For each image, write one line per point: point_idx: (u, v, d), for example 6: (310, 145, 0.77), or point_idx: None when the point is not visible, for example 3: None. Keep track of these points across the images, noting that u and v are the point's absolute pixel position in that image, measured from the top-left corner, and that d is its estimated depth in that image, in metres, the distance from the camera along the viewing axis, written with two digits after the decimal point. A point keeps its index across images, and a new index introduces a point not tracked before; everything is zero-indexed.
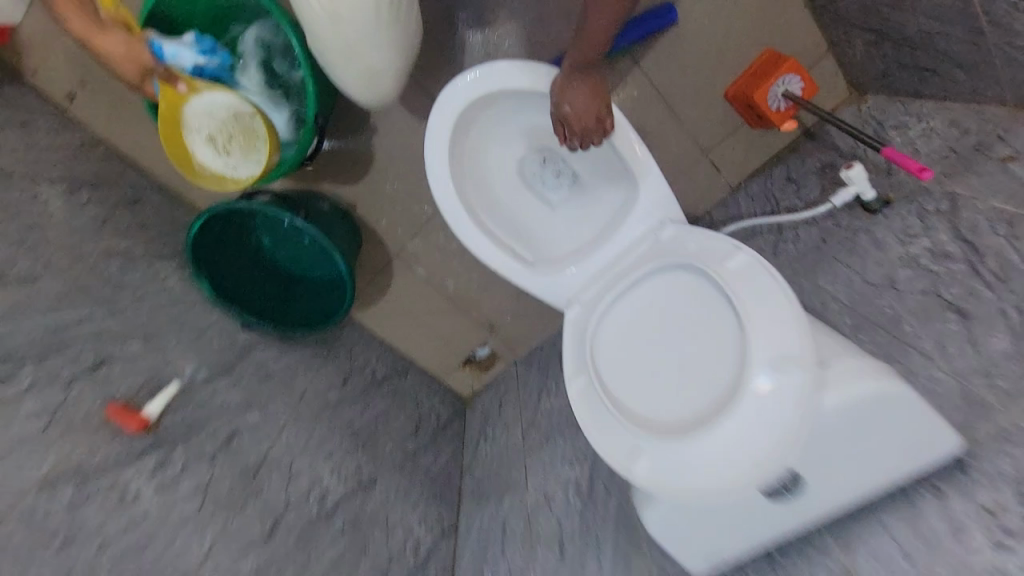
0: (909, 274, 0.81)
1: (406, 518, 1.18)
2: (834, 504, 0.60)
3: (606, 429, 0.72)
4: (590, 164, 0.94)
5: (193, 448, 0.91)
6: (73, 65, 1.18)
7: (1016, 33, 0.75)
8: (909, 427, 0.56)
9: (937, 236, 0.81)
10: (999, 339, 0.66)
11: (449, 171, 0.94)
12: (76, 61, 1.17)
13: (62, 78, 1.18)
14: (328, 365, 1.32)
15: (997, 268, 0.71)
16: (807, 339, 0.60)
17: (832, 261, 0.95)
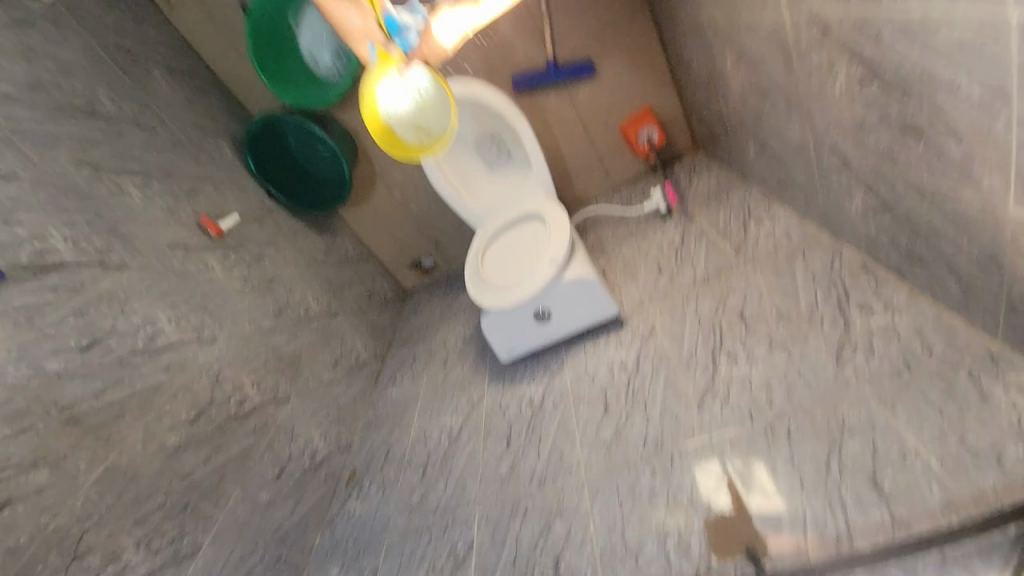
0: (655, 249, 1.53)
1: (355, 340, 1.84)
2: (561, 328, 1.32)
3: (474, 283, 1.40)
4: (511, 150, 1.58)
5: (238, 254, 1.51)
6: None
7: (736, 138, 1.46)
8: (595, 298, 1.27)
9: (674, 233, 1.53)
10: (665, 279, 1.39)
11: None
12: None
13: None
14: (318, 237, 1.92)
15: (684, 251, 1.44)
16: (568, 254, 1.30)
17: (633, 238, 1.66)
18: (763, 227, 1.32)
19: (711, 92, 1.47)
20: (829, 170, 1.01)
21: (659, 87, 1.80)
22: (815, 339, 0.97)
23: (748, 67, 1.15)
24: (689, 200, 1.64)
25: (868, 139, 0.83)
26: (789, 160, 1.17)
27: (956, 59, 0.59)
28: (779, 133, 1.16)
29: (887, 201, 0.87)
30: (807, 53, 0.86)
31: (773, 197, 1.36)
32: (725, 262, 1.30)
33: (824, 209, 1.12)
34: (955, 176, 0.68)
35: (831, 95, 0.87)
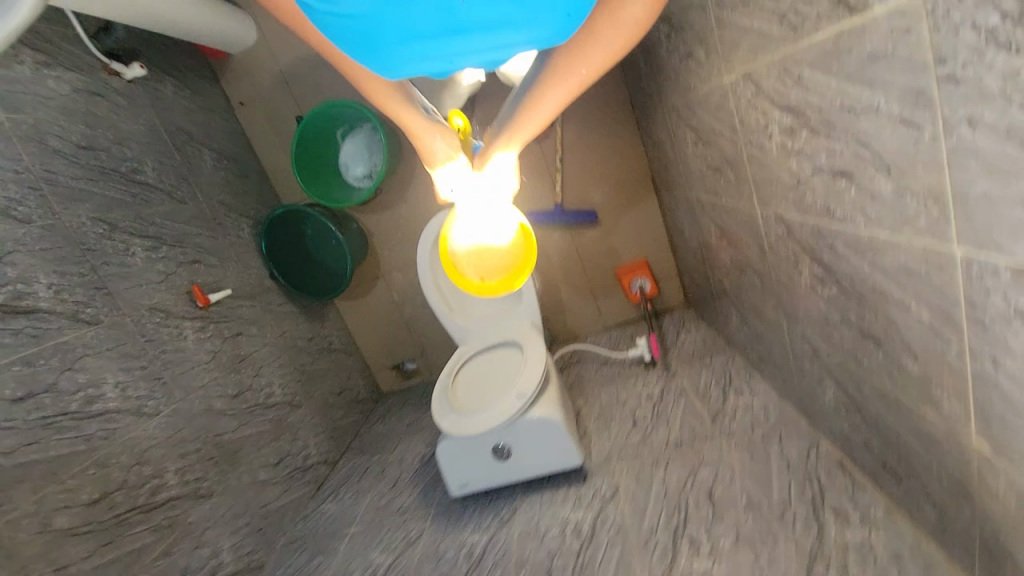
0: (634, 399, 1.49)
1: (309, 439, 1.72)
2: (519, 469, 1.22)
3: (440, 401, 1.35)
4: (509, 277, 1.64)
5: (217, 328, 1.51)
6: (251, 89, 1.91)
7: (721, 307, 1.51)
8: (559, 443, 1.20)
9: (654, 388, 1.50)
10: (637, 435, 1.32)
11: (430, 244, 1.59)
12: (254, 88, 1.90)
13: (240, 93, 1.91)
14: (305, 323, 1.93)
15: (661, 408, 1.39)
16: (537, 388, 1.24)
17: (614, 382, 1.63)
18: (743, 400, 1.28)
19: (701, 258, 1.56)
20: (802, 357, 1.01)
21: (656, 243, 1.93)
22: (785, 543, 0.87)
23: (731, 245, 1.22)
24: (674, 356, 1.64)
25: (833, 336, 0.84)
26: (767, 338, 1.18)
27: (902, 285, 0.61)
28: (757, 310, 1.18)
29: (857, 402, 0.84)
30: (779, 246, 0.92)
31: (755, 370, 1.35)
32: (701, 429, 1.24)
33: (799, 394, 1.09)
34: (917, 395, 0.67)
35: (799, 287, 0.90)
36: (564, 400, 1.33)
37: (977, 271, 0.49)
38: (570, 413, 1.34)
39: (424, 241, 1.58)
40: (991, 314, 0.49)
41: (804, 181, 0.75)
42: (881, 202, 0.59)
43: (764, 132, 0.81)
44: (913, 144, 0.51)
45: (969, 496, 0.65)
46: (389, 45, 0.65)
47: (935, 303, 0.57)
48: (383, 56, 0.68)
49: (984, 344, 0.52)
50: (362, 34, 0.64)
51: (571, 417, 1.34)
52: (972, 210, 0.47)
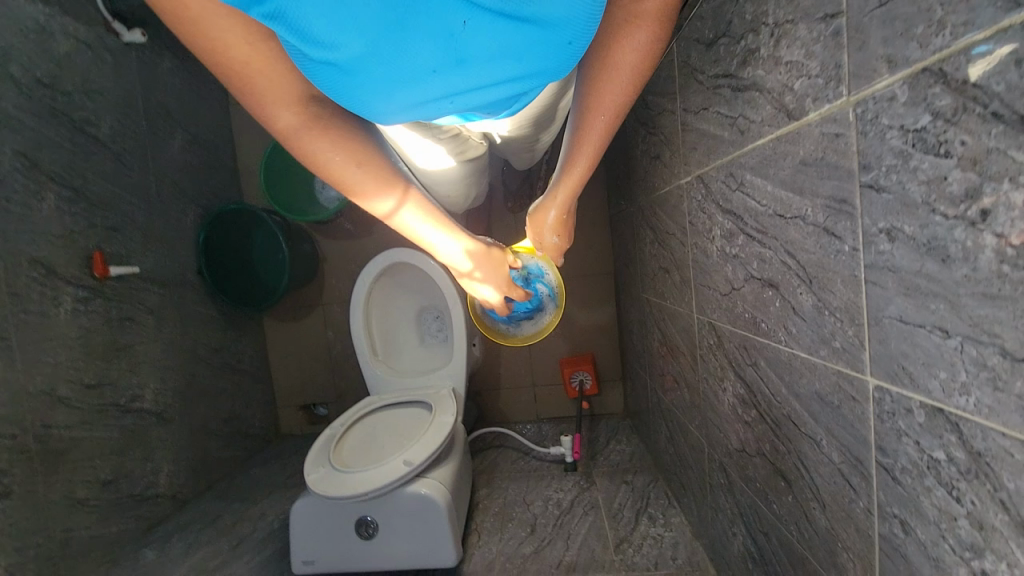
0: (540, 502, 1.32)
1: (165, 463, 1.46)
2: (381, 556, 1.01)
3: (320, 449, 1.17)
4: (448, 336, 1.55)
5: (105, 305, 1.34)
6: None
7: (653, 421, 1.42)
8: (435, 533, 1.00)
9: (564, 495, 1.35)
10: (529, 544, 1.14)
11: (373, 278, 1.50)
12: None
13: None
14: (217, 332, 1.75)
15: (565, 519, 1.23)
16: (429, 458, 1.06)
17: (525, 478, 1.46)
18: (654, 531, 1.13)
19: (645, 367, 1.49)
20: (719, 492, 0.89)
21: (606, 343, 1.87)
22: None
23: (669, 353, 1.17)
24: (596, 464, 1.50)
25: (748, 469, 0.75)
26: (690, 463, 1.07)
27: (815, 416, 0.55)
28: (684, 429, 1.10)
29: (764, 556, 0.72)
30: (709, 358, 0.86)
31: (674, 501, 1.21)
32: (600, 554, 1.08)
33: (712, 537, 0.96)
34: (821, 556, 0.57)
35: (721, 407, 0.83)
36: (458, 484, 1.15)
37: (888, 407, 0.43)
38: (461, 501, 1.15)
39: (365, 275, 1.50)
40: (902, 463, 0.42)
41: (735, 288, 0.72)
42: (801, 316, 0.55)
43: (708, 234, 0.80)
44: (834, 255, 0.48)
45: None
46: (378, 83, 0.54)
47: (845, 442, 0.50)
48: (371, 98, 0.57)
49: (891, 500, 0.44)
50: (351, 79, 0.54)
51: (462, 506, 1.14)
52: (885, 334, 0.42)
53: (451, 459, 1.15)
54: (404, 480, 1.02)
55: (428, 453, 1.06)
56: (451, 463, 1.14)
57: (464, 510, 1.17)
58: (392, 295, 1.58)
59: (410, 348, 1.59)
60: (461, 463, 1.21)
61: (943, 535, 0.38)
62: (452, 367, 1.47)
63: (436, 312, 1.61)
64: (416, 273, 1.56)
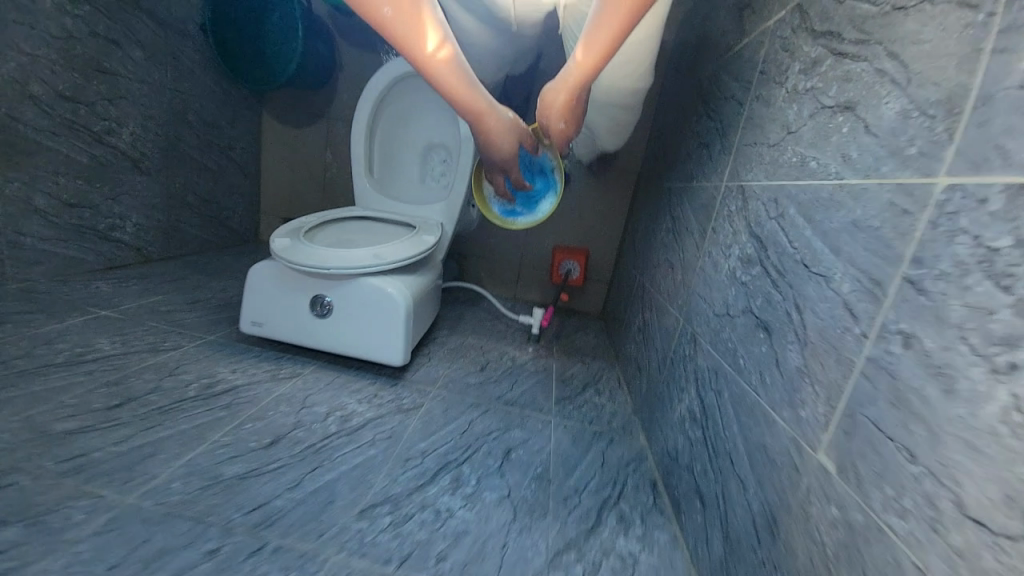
0: (495, 353, 1.32)
1: (134, 211, 1.40)
2: (330, 337, 1.00)
3: (291, 226, 1.10)
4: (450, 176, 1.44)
5: (94, 13, 1.19)
6: None
7: (629, 316, 1.40)
8: (389, 331, 0.98)
9: (520, 355, 1.35)
10: (474, 376, 1.14)
11: (391, 80, 1.33)
12: None
13: None
14: (212, 103, 1.62)
15: (515, 371, 1.23)
16: (400, 261, 1.02)
17: (487, 334, 1.46)
18: (597, 400, 1.14)
19: (638, 264, 1.44)
20: (679, 363, 0.87)
21: (604, 242, 1.80)
22: (552, 519, 0.71)
23: (674, 238, 1.10)
24: (559, 343, 1.50)
25: (725, 331, 0.71)
26: (656, 344, 1.05)
27: (839, 249, 0.49)
28: (662, 314, 1.06)
29: (707, 412, 0.71)
30: (724, 226, 0.79)
31: (625, 384, 1.22)
32: (540, 402, 1.09)
33: (654, 408, 0.96)
34: (777, 396, 0.54)
35: (717, 276, 0.78)
36: (421, 302, 1.12)
37: (951, 209, 0.36)
38: (419, 320, 1.13)
39: (379, 76, 1.33)
40: (940, 268, 0.36)
41: (793, 132, 0.63)
42: (874, 132, 0.47)
43: (781, 77, 0.69)
44: (961, 35, 0.38)
45: (772, 533, 0.50)
46: None
47: (866, 268, 0.44)
48: None
49: (903, 315, 0.39)
50: None
51: (419, 324, 1.12)
52: (994, 112, 0.34)
53: (422, 278, 1.12)
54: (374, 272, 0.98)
55: (405, 257, 1.01)
56: (422, 282, 1.11)
57: (420, 330, 1.15)
58: (403, 113, 1.43)
59: (407, 177, 1.49)
60: (429, 288, 1.18)
61: (963, 337, 0.33)
62: (445, 206, 1.39)
63: (445, 148, 1.48)
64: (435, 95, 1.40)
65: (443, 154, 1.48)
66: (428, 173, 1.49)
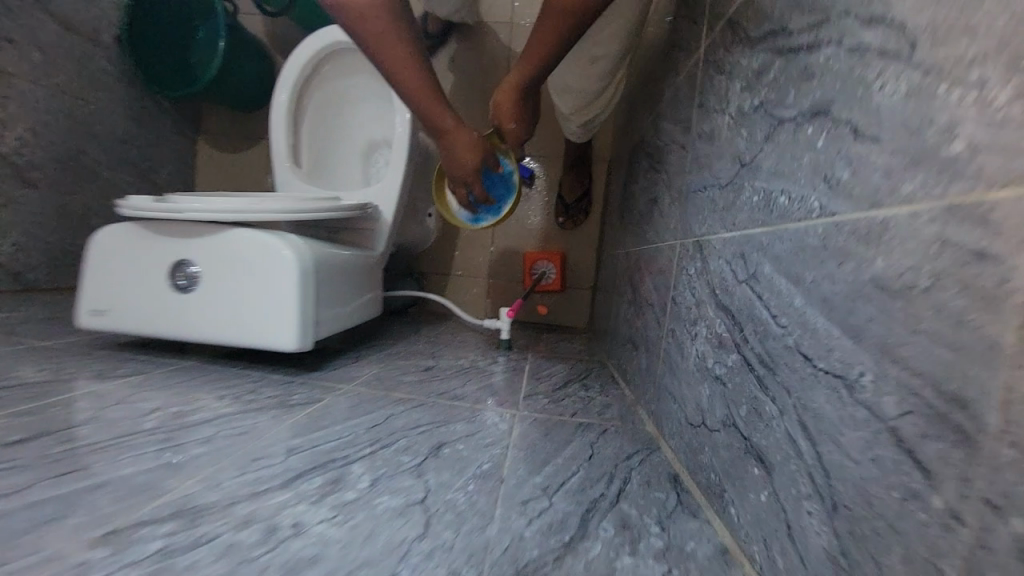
0: (449, 358, 1.03)
1: (14, 230, 1.18)
2: (199, 320, 0.72)
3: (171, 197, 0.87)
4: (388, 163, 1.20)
5: None
6: None
7: (616, 303, 1.13)
8: (274, 305, 0.70)
9: (483, 359, 1.05)
10: (413, 375, 0.84)
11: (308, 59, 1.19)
12: None
13: None
14: (133, 123, 1.47)
15: (475, 372, 0.94)
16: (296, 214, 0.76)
17: (444, 343, 1.17)
18: (586, 394, 0.83)
19: (620, 244, 1.19)
20: (683, 293, 0.60)
21: (583, 244, 1.57)
22: (490, 527, 0.40)
23: (656, 174, 0.87)
24: (536, 350, 1.22)
25: (743, 190, 0.46)
26: (652, 301, 0.77)
27: None
28: (654, 261, 0.80)
29: (739, 317, 0.43)
30: (716, 81, 0.57)
31: (621, 377, 0.91)
32: (502, 396, 0.79)
33: (659, 378, 0.67)
34: (868, 185, 0.28)
35: (715, 143, 0.54)
36: (331, 284, 0.85)
37: None
38: (329, 307, 0.85)
39: (302, 52, 1.19)
40: None
41: None
42: None
43: None
44: None
45: (943, 436, 0.21)
46: None
47: None
48: None
49: None
50: None
51: (329, 312, 0.85)
52: None
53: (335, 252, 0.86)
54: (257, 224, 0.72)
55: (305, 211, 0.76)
56: (334, 256, 0.86)
57: (333, 323, 0.87)
58: (339, 98, 1.25)
59: (340, 171, 1.26)
60: (346, 273, 0.92)
61: None
62: (377, 191, 1.14)
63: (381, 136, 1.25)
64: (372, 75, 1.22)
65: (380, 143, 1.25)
66: (364, 165, 1.25)
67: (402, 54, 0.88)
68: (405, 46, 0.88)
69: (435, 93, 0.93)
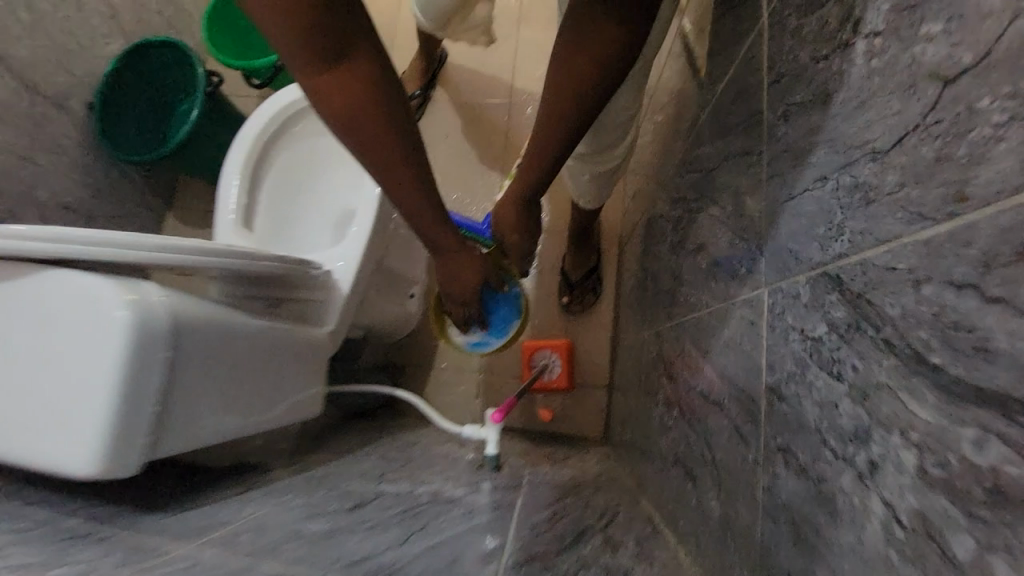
0: (407, 483, 0.69)
1: None
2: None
3: None
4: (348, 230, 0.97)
5: None
6: None
7: (646, 401, 0.82)
8: (79, 415, 0.52)
9: (458, 487, 0.71)
10: (327, 520, 0.51)
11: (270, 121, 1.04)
12: None
13: None
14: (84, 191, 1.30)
15: (441, 511, 0.60)
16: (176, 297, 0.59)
17: (410, 459, 0.84)
18: (615, 560, 0.48)
19: (644, 324, 0.92)
20: (808, 380, 0.31)
21: (595, 331, 1.28)
22: None
23: (694, 213, 0.62)
24: (538, 472, 0.87)
25: (989, 119, 0.20)
26: (716, 396, 0.47)
27: None
28: (711, 330, 0.51)
29: None
30: (818, 16, 0.34)
31: (670, 523, 0.57)
32: (476, 568, 0.45)
33: (767, 549, 0.35)
34: None
35: (842, 88, 0.30)
36: (221, 369, 0.65)
37: None
38: (204, 399, 0.63)
39: (268, 107, 1.06)
40: None
41: None
42: None
43: None
44: None
45: None
46: None
47: None
48: None
49: None
50: None
51: (200, 405, 0.62)
52: None
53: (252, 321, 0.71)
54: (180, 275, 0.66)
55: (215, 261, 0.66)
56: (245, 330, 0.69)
57: (196, 430, 0.62)
58: (307, 157, 1.07)
59: (295, 242, 1.03)
60: (261, 357, 0.72)
61: None
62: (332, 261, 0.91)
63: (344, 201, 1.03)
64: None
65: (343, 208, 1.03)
66: (322, 234, 1.02)
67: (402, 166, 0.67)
68: (408, 159, 0.66)
69: (435, 220, 0.75)
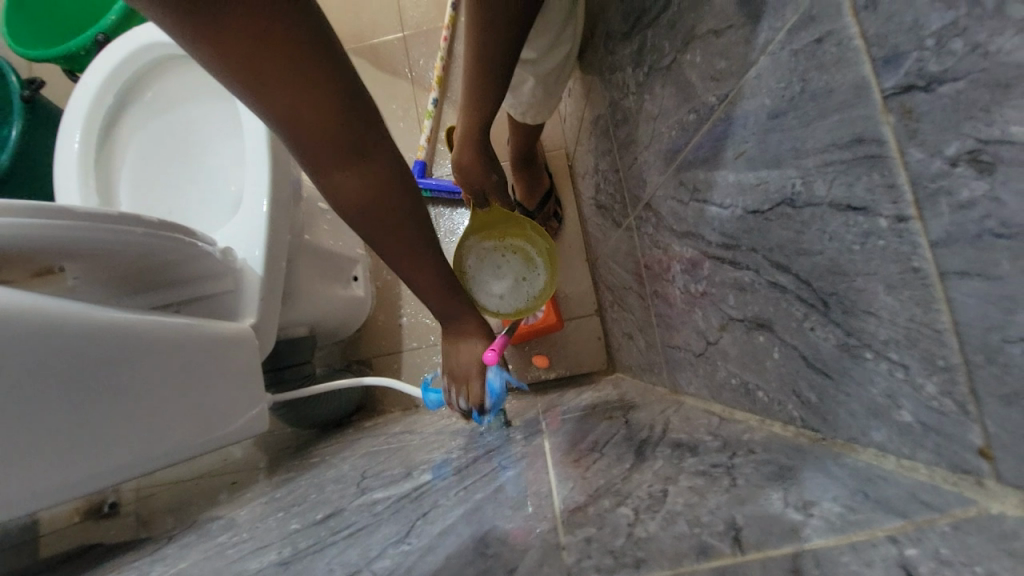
0: (396, 470, 0.52)
1: None
2: None
3: None
4: (236, 220, 0.74)
5: None
6: None
7: (655, 292, 0.68)
8: None
9: (467, 452, 0.55)
10: (278, 550, 0.33)
11: (104, 95, 0.82)
12: None
13: None
14: None
15: (450, 480, 0.44)
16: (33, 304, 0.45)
17: (398, 447, 0.67)
18: (702, 460, 0.34)
19: (622, 217, 0.79)
20: (994, 4, 0.18)
21: (568, 258, 1.14)
22: None
23: (665, 14, 0.48)
24: (555, 415, 0.72)
25: None
26: (778, 194, 0.33)
27: None
28: (740, 119, 0.37)
29: None
30: None
31: (741, 400, 0.44)
32: (522, 531, 0.29)
33: (959, 334, 0.22)
34: None
35: None
36: (45, 384, 0.44)
37: None
38: (50, 423, 0.44)
39: (91, 75, 0.82)
40: None
41: None
42: None
43: None
44: None
45: None
46: None
47: None
48: None
49: None
50: None
51: (2, 441, 0.40)
52: None
53: (98, 315, 0.51)
54: (28, 276, 0.54)
55: (56, 233, 0.48)
56: (110, 327, 0.51)
57: None
58: (166, 124, 0.84)
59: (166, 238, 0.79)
60: (125, 369, 0.51)
61: None
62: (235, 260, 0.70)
63: (221, 175, 0.80)
64: (199, 76, 0.83)
65: (218, 187, 0.80)
66: (199, 221, 0.79)
67: (390, 201, 0.54)
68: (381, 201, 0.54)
69: (427, 261, 0.61)
